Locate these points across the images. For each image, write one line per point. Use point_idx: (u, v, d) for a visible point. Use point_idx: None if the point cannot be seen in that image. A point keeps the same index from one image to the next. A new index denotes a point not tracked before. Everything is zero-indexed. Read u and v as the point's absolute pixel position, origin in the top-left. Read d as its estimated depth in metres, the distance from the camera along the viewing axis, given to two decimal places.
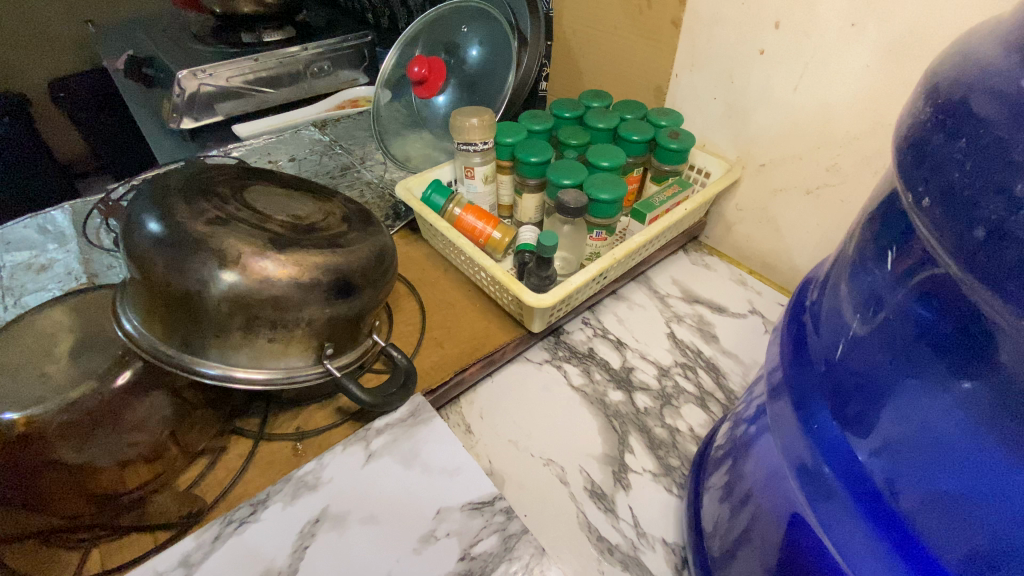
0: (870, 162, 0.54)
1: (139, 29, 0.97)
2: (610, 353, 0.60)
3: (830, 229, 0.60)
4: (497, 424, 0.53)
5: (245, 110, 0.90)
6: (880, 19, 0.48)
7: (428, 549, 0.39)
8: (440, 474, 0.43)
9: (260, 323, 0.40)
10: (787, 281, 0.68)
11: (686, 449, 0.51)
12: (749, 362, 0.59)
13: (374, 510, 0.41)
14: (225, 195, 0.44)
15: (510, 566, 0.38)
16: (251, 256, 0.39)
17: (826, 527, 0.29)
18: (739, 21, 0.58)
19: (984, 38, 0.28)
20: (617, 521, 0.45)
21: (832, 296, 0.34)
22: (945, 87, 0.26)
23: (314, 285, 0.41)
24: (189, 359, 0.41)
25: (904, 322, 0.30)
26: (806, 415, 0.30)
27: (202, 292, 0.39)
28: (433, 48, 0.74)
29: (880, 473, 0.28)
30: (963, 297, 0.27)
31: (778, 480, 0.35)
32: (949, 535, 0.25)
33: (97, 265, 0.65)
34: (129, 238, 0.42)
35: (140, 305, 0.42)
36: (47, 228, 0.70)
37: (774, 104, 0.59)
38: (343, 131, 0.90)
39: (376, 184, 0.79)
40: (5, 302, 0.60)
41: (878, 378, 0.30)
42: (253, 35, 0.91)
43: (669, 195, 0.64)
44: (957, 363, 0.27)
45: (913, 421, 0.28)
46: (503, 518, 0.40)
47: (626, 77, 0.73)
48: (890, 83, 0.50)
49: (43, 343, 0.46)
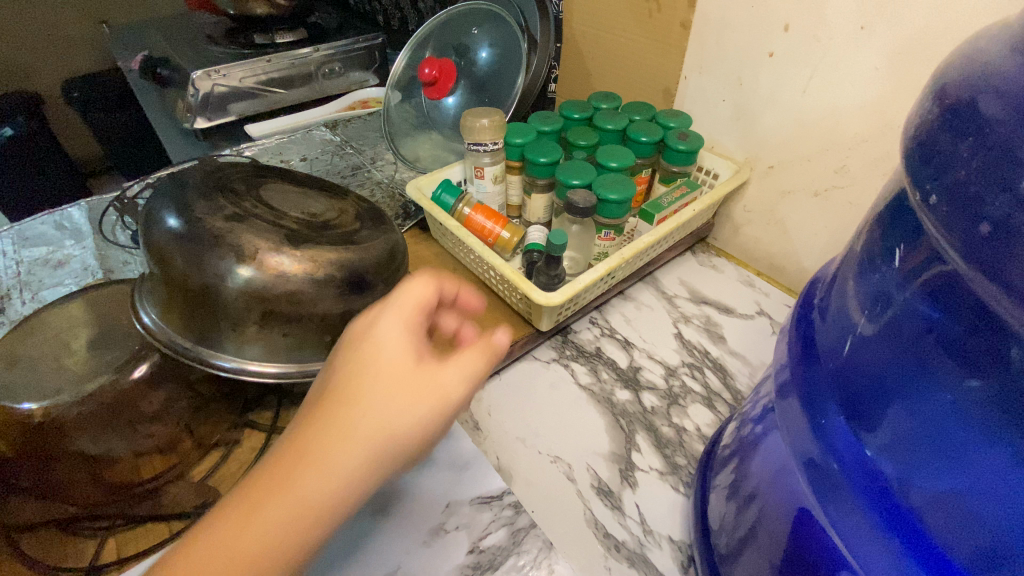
0: (879, 164, 0.54)
1: (154, 30, 0.99)
2: (618, 352, 0.60)
3: (837, 231, 0.61)
4: (505, 421, 0.53)
5: (258, 110, 0.92)
6: (889, 22, 0.48)
7: (437, 541, 0.40)
8: (450, 469, 0.44)
9: (275, 317, 0.41)
10: (795, 283, 0.69)
11: (692, 448, 0.51)
12: (756, 362, 0.59)
13: (384, 502, 0.42)
14: (241, 192, 0.44)
15: (518, 559, 0.39)
16: (267, 252, 0.40)
17: (834, 521, 0.30)
18: (749, 24, 0.58)
19: (991, 40, 0.28)
20: (624, 518, 0.46)
21: (840, 296, 0.34)
22: (951, 88, 0.27)
23: (328, 281, 0.41)
24: (205, 351, 0.42)
25: (910, 321, 0.29)
26: (814, 413, 0.32)
27: (219, 286, 0.40)
28: (443, 51, 0.75)
29: (890, 468, 0.28)
30: (967, 292, 0.26)
31: (786, 477, 0.35)
32: (957, 533, 0.25)
33: (113, 261, 0.66)
34: (149, 233, 0.42)
35: (159, 299, 0.43)
36: (64, 225, 0.71)
37: (783, 106, 0.60)
38: (355, 131, 0.91)
39: (387, 184, 0.80)
40: (23, 296, 0.62)
41: (886, 378, 0.29)
42: (265, 36, 0.93)
43: (677, 195, 0.64)
44: (966, 359, 0.26)
45: (921, 420, 0.27)
46: (512, 512, 0.41)
47: (635, 79, 0.73)
48: (899, 84, 0.50)
49: (61, 336, 0.47)
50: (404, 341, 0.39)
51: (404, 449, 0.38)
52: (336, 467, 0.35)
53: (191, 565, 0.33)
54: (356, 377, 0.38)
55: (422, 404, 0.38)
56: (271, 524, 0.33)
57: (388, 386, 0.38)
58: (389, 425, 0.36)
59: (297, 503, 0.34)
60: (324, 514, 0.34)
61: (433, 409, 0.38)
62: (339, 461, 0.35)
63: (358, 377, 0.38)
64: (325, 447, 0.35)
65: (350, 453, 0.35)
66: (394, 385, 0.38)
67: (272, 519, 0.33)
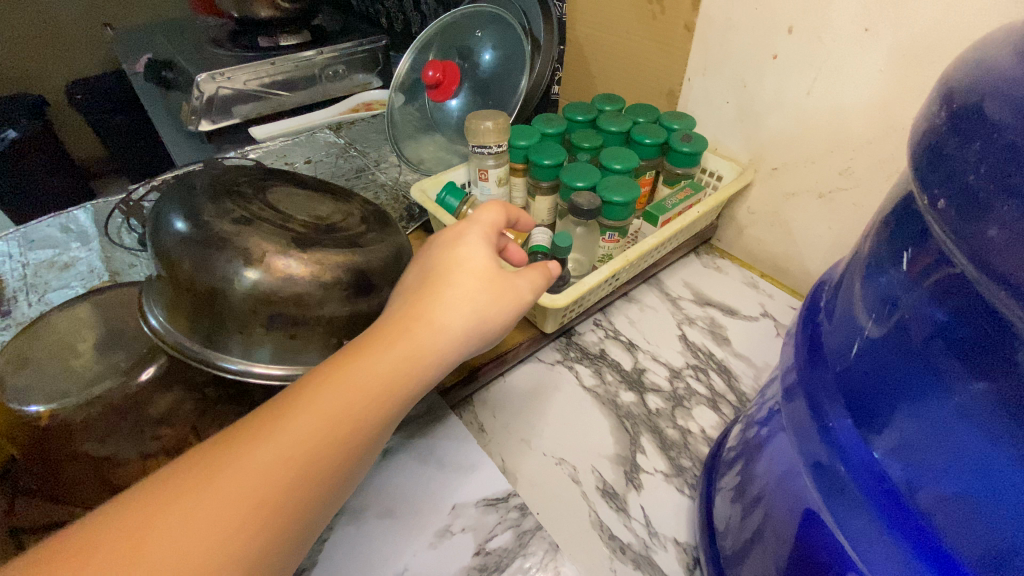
0: (883, 166, 0.54)
1: (159, 33, 1.00)
2: (622, 354, 0.61)
3: (841, 233, 0.61)
4: (509, 423, 0.53)
5: (262, 113, 0.92)
6: (893, 25, 0.48)
7: (443, 544, 0.40)
8: (456, 471, 0.44)
9: (282, 319, 0.41)
10: (799, 285, 0.69)
11: (697, 450, 0.51)
12: (761, 364, 0.59)
13: (390, 504, 0.42)
14: (248, 195, 0.44)
15: (524, 561, 0.39)
16: (274, 254, 0.40)
17: (841, 524, 0.30)
18: (752, 27, 0.59)
19: (996, 44, 0.28)
20: (629, 521, 0.46)
21: (847, 298, 0.34)
22: (958, 92, 0.27)
23: (335, 284, 0.42)
24: (212, 354, 0.42)
25: (917, 324, 0.29)
26: (820, 416, 0.31)
27: (227, 289, 0.40)
28: (447, 53, 0.75)
29: (898, 470, 0.28)
30: (974, 294, 0.26)
31: (790, 479, 0.35)
32: (963, 535, 0.25)
33: (119, 263, 0.67)
34: (157, 236, 0.43)
35: (166, 301, 0.43)
36: (69, 227, 0.71)
37: (787, 108, 0.60)
38: (359, 134, 0.92)
39: (391, 186, 0.80)
40: (30, 298, 0.62)
41: (895, 381, 0.30)
42: (270, 39, 0.94)
43: (681, 198, 0.64)
44: (972, 361, 0.26)
45: (929, 423, 0.28)
46: (517, 514, 0.42)
47: (638, 81, 0.74)
48: (903, 87, 0.50)
49: (69, 338, 0.47)
50: (486, 248, 0.40)
51: (477, 347, 0.38)
52: (428, 342, 0.34)
53: (275, 434, 0.29)
54: (446, 273, 0.38)
55: (505, 296, 0.38)
56: (362, 394, 0.32)
57: (476, 282, 0.38)
58: (474, 310, 0.37)
59: (391, 371, 0.33)
60: (413, 389, 0.34)
61: (513, 308, 0.39)
62: (431, 335, 0.35)
63: (445, 270, 0.38)
64: (413, 324, 0.35)
65: (440, 333, 0.35)
66: (483, 282, 0.38)
67: (362, 387, 0.32)
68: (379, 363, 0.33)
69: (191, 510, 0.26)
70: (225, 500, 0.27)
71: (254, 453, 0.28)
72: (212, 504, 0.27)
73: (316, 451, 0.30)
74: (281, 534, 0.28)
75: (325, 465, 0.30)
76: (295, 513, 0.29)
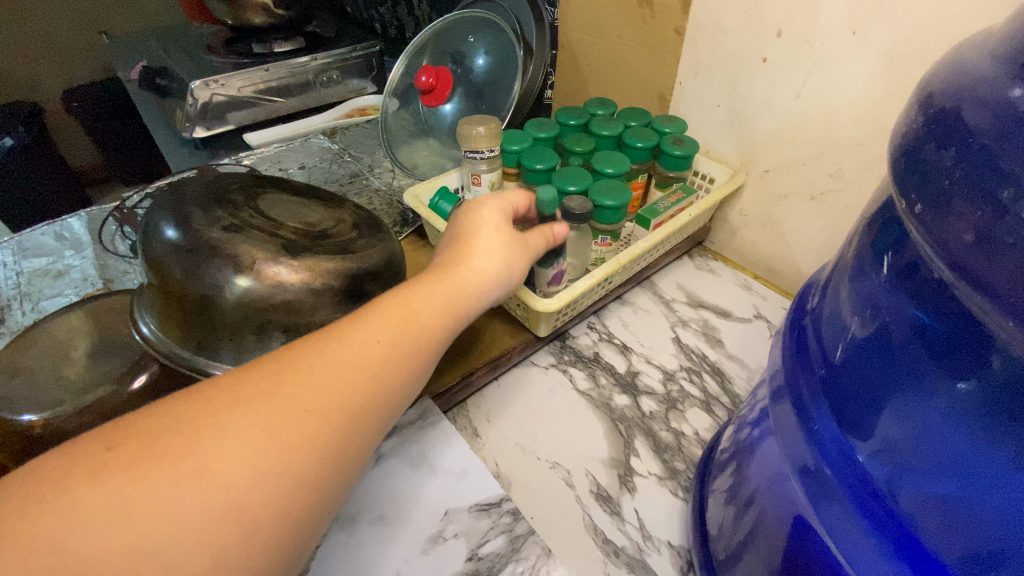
0: (872, 168, 0.55)
1: (153, 40, 1.00)
2: (616, 357, 0.61)
3: (833, 234, 0.61)
4: (503, 427, 0.53)
5: (256, 119, 0.92)
6: (880, 27, 0.49)
7: (436, 549, 0.40)
8: (448, 476, 0.45)
9: (273, 326, 0.41)
10: (792, 286, 0.69)
11: (691, 453, 0.51)
12: (754, 366, 0.59)
13: (383, 511, 0.42)
14: (239, 203, 0.44)
15: (516, 566, 0.39)
16: (265, 262, 0.40)
17: (825, 524, 0.30)
18: (741, 30, 0.59)
19: (978, 48, 0.28)
20: (623, 524, 0.46)
21: (833, 300, 0.34)
22: (937, 96, 0.27)
23: (325, 290, 0.41)
24: (204, 362, 0.43)
25: (898, 325, 0.30)
26: (805, 418, 0.32)
27: (216, 296, 0.40)
28: (440, 58, 0.76)
29: (879, 472, 0.28)
30: (953, 299, 0.27)
31: (780, 483, 0.35)
32: (949, 536, 0.25)
33: (113, 271, 0.67)
34: (148, 244, 0.43)
35: (157, 309, 0.44)
36: (63, 235, 0.71)
37: (776, 110, 0.60)
38: (352, 139, 0.92)
39: (385, 191, 0.80)
40: (23, 307, 0.62)
41: (877, 382, 0.30)
42: (263, 45, 0.94)
43: (672, 201, 0.65)
44: (952, 364, 0.27)
45: (912, 423, 0.28)
46: (510, 519, 0.42)
47: (630, 85, 0.74)
48: (892, 88, 0.50)
49: (60, 347, 0.47)
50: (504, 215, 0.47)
51: (503, 294, 0.44)
52: (472, 280, 0.40)
53: (349, 335, 0.32)
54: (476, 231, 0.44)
55: (522, 253, 0.45)
56: (425, 307, 0.36)
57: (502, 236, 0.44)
58: (503, 260, 0.43)
59: (446, 295, 0.38)
60: (463, 313, 0.39)
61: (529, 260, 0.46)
62: (474, 276, 0.40)
63: (474, 229, 0.44)
64: (458, 266, 0.41)
65: (479, 275, 0.41)
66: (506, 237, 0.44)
67: (426, 301, 0.37)
68: (435, 288, 0.38)
69: (307, 370, 0.30)
70: (333, 365, 0.30)
71: (350, 335, 0.32)
72: (323, 368, 0.30)
73: (397, 341, 0.34)
74: (365, 423, 0.31)
75: (398, 364, 0.33)
76: (385, 389, 0.32)
